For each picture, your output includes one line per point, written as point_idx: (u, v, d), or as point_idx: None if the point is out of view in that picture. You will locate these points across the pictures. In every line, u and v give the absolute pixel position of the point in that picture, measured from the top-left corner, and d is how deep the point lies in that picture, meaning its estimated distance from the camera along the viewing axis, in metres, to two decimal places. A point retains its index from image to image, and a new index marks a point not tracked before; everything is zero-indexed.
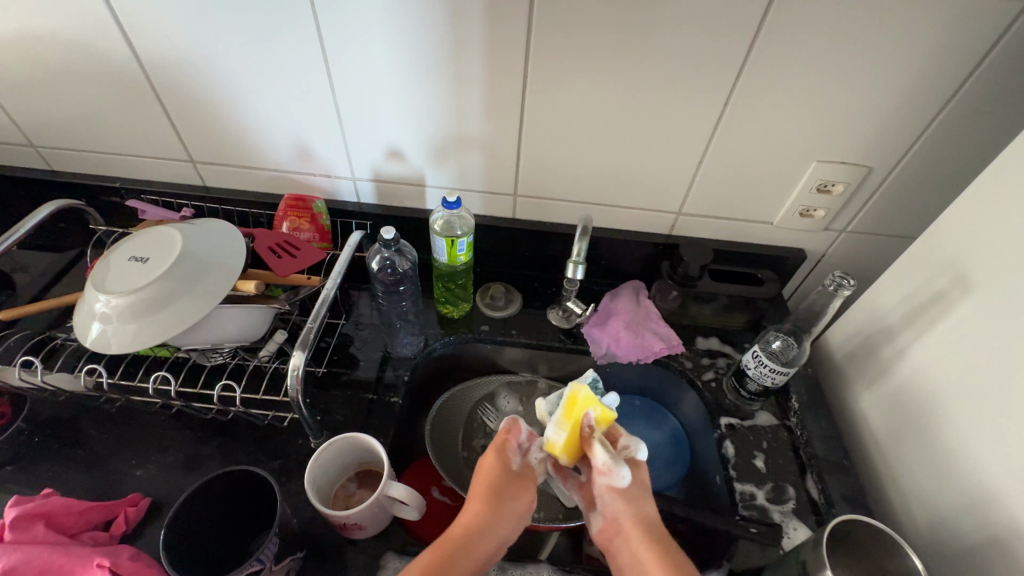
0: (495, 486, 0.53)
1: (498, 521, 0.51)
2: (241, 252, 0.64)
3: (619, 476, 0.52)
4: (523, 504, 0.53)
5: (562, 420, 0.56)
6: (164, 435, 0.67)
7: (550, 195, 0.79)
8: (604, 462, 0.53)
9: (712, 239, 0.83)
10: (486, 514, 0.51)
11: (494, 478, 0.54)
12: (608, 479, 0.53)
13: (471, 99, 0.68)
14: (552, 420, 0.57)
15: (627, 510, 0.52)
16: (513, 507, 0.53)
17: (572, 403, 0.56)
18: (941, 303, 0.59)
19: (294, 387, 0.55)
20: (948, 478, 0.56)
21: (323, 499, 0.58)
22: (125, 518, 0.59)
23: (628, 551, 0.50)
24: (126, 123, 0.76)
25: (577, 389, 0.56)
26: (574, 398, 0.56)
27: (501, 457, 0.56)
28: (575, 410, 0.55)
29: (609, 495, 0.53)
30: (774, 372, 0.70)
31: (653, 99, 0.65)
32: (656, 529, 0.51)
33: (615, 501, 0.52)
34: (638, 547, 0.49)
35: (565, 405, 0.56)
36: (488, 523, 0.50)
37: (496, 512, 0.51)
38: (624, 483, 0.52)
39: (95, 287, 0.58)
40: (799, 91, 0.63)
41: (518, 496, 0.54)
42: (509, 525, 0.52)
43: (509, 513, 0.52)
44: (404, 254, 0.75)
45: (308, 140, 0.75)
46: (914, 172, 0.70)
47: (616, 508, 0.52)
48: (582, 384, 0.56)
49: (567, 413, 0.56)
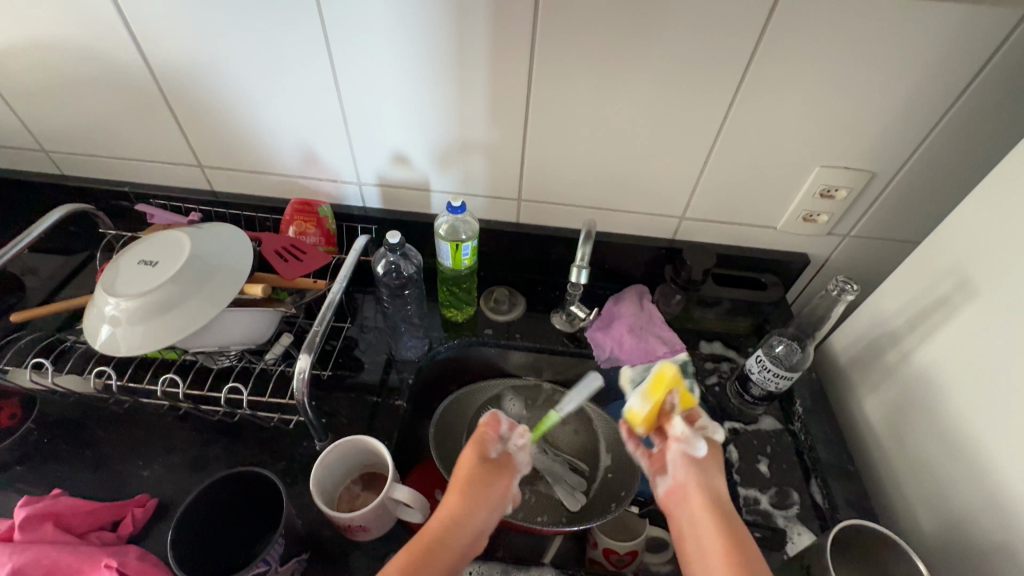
0: (473, 476, 0.54)
1: (476, 512, 0.51)
2: (248, 256, 0.65)
3: (697, 446, 0.54)
4: (500, 491, 0.54)
5: (647, 394, 0.57)
6: (171, 436, 0.68)
7: (553, 200, 0.80)
8: (683, 429, 0.55)
9: (715, 244, 0.83)
10: (463, 506, 0.51)
11: (470, 469, 0.54)
12: (684, 447, 0.54)
13: (476, 105, 0.69)
14: (637, 391, 0.58)
15: (698, 479, 0.53)
16: (492, 496, 0.53)
17: (659, 379, 0.57)
18: (945, 308, 0.59)
19: (300, 390, 0.56)
20: (952, 483, 0.56)
21: (329, 501, 0.59)
22: (133, 519, 0.60)
23: (692, 516, 0.51)
24: (136, 128, 0.77)
25: (665, 366, 0.57)
26: (662, 376, 0.57)
27: (479, 447, 0.56)
28: (662, 386, 0.56)
29: (682, 460, 0.54)
30: (778, 377, 0.70)
31: (656, 105, 0.66)
32: (720, 500, 0.51)
33: (685, 468, 0.53)
34: (703, 512, 0.50)
35: (653, 379, 0.57)
36: (465, 515, 0.51)
37: (472, 502, 0.52)
38: (699, 452, 0.54)
39: (105, 290, 0.59)
40: (802, 96, 0.63)
41: (496, 483, 0.54)
42: (486, 513, 0.52)
43: (486, 503, 0.52)
44: (410, 259, 0.75)
45: (315, 145, 0.76)
46: (917, 177, 0.70)
47: (686, 476, 0.53)
48: (671, 363, 0.58)
49: (653, 387, 0.57)
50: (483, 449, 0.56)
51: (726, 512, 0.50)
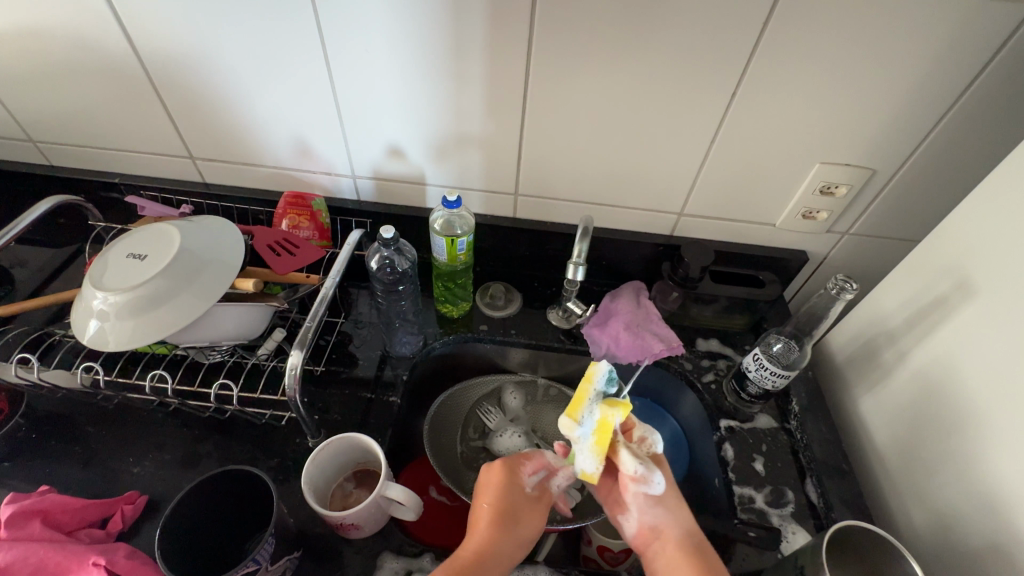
0: (506, 513, 0.55)
1: (513, 546, 0.54)
2: (240, 250, 0.64)
3: (653, 483, 0.55)
4: (535, 529, 0.56)
5: (596, 449, 0.55)
6: (162, 432, 0.67)
7: (550, 195, 0.79)
8: (637, 472, 0.55)
9: (713, 241, 0.82)
10: (502, 541, 0.53)
11: (508, 501, 0.56)
12: (642, 486, 0.55)
13: (473, 97, 0.68)
14: (584, 448, 0.56)
15: (666, 515, 0.56)
16: (528, 532, 0.55)
17: (602, 430, 0.55)
18: (944, 307, 0.58)
19: (292, 386, 0.55)
20: (949, 484, 0.55)
21: (321, 498, 0.58)
22: (122, 516, 0.59)
23: (664, 553, 0.53)
24: (125, 118, 0.76)
25: (606, 415, 0.55)
26: (605, 425, 0.55)
27: (512, 484, 0.58)
28: (608, 437, 0.55)
29: (645, 499, 0.56)
30: (775, 375, 0.69)
31: (656, 99, 0.65)
32: (687, 527, 0.55)
33: (651, 506, 0.56)
34: (673, 549, 0.53)
35: (599, 435, 0.55)
36: (502, 549, 0.53)
37: (508, 533, 0.54)
38: (658, 487, 0.56)
39: (92, 284, 0.58)
40: (803, 91, 0.62)
41: (532, 520, 0.56)
42: (520, 548, 0.54)
43: (518, 536, 0.54)
44: (404, 253, 0.74)
45: (308, 137, 0.75)
46: (917, 174, 0.69)
47: (653, 513, 0.56)
48: (611, 407, 0.55)
49: (599, 440, 0.55)
50: (516, 490, 0.58)
51: (694, 540, 0.54)
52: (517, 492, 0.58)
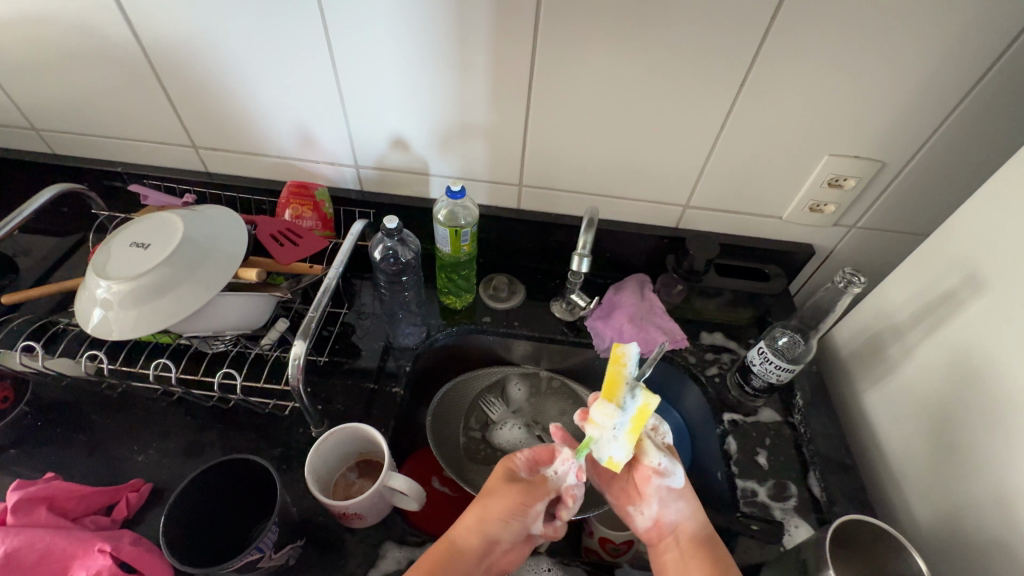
0: (489, 492, 0.56)
1: (489, 525, 0.53)
2: (243, 240, 0.64)
3: (674, 477, 0.54)
4: (515, 508, 0.53)
5: (629, 437, 0.52)
6: (165, 421, 0.67)
7: (554, 186, 0.78)
8: (661, 465, 0.54)
9: (719, 234, 0.82)
10: (476, 519, 0.53)
11: (494, 483, 0.57)
12: (663, 479, 0.54)
13: (477, 86, 0.67)
14: (615, 436, 0.52)
15: (683, 510, 0.55)
16: (506, 511, 0.53)
17: (640, 419, 0.51)
18: (952, 302, 0.58)
19: (295, 376, 0.55)
20: (953, 479, 0.55)
21: (323, 488, 0.58)
22: (127, 504, 0.59)
23: (679, 549, 0.54)
24: (127, 106, 0.75)
25: (647, 403, 0.51)
26: (644, 413, 0.51)
27: (502, 465, 0.58)
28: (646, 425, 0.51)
29: (664, 493, 0.55)
30: (780, 369, 0.69)
31: (662, 89, 0.64)
32: (703, 522, 0.55)
33: (669, 501, 0.55)
34: (687, 543, 0.54)
35: (636, 422, 0.51)
36: (479, 527, 0.53)
37: (485, 511, 0.54)
38: (678, 482, 0.55)
39: (96, 273, 0.58)
40: (813, 81, 0.61)
41: (513, 498, 0.54)
42: (499, 525, 0.53)
43: (494, 515, 0.53)
44: (408, 244, 0.73)
45: (311, 127, 0.75)
46: (927, 167, 0.68)
47: (671, 508, 0.55)
48: (654, 395, 0.51)
49: (635, 428, 0.51)
50: (506, 470, 0.57)
51: (708, 534, 0.55)
52: (506, 473, 0.57)
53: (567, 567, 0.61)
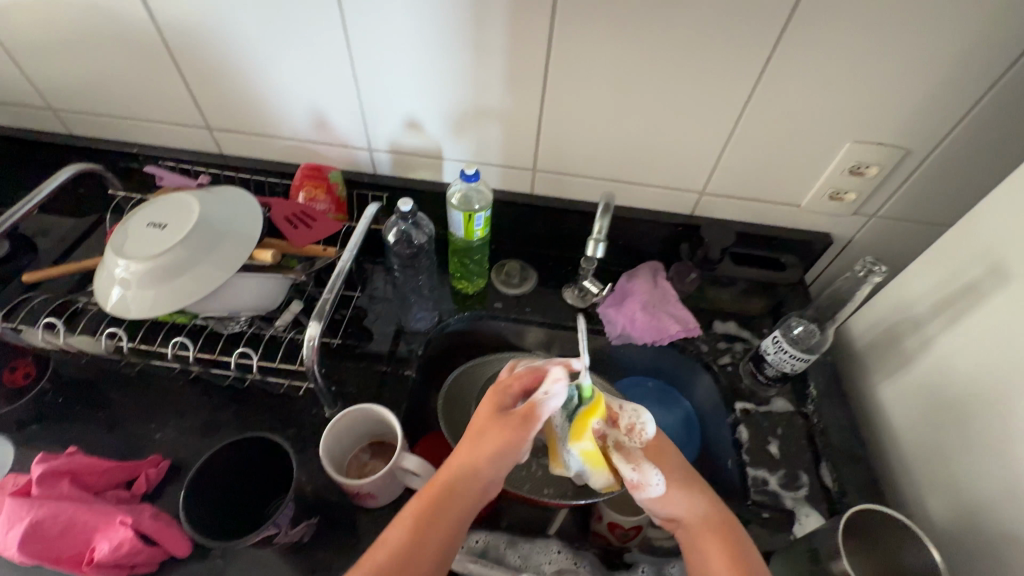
0: (479, 431, 0.54)
1: (481, 460, 0.52)
2: (259, 222, 0.64)
3: (650, 488, 0.55)
4: (509, 442, 0.52)
5: (596, 474, 0.58)
6: (183, 399, 0.68)
7: (569, 171, 0.77)
8: (632, 480, 0.56)
9: (736, 221, 0.80)
10: (469, 456, 0.52)
11: (485, 418, 0.55)
12: (642, 491, 0.56)
13: (492, 69, 0.66)
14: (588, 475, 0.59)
15: (679, 508, 0.55)
16: (497, 448, 0.52)
17: (588, 459, 0.57)
18: (973, 293, 0.57)
19: (309, 357, 0.56)
20: (969, 473, 0.55)
21: (337, 467, 0.59)
22: (146, 479, 0.60)
23: (688, 542, 0.55)
24: (142, 86, 0.75)
25: (582, 447, 0.56)
26: (587, 455, 0.56)
27: (489, 403, 0.56)
28: (598, 459, 0.57)
29: (652, 500, 0.56)
30: (794, 358, 0.68)
31: (682, 73, 0.63)
32: (704, 512, 0.55)
33: (661, 503, 0.56)
34: (695, 537, 0.54)
35: (589, 464, 0.57)
36: (473, 465, 0.52)
37: (478, 450, 0.52)
38: (658, 489, 0.55)
39: (114, 252, 0.59)
40: (838, 66, 0.59)
41: (507, 434, 0.53)
42: (493, 462, 0.52)
43: (488, 452, 0.52)
44: (421, 228, 0.75)
45: (324, 109, 0.74)
46: (952, 156, 0.66)
47: (664, 509, 0.56)
48: (579, 440, 0.56)
49: (591, 465, 0.57)
50: (491, 407, 0.56)
51: (715, 522, 0.54)
52: (493, 410, 0.55)
53: (578, 550, 0.62)
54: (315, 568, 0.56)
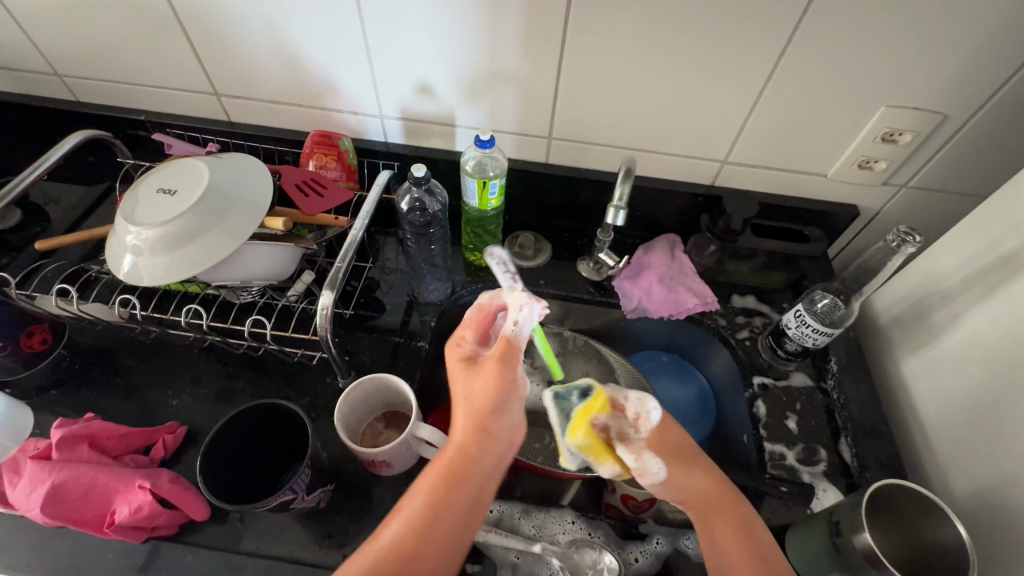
0: (465, 387, 0.52)
1: (485, 414, 0.50)
2: (269, 189, 0.63)
3: (652, 474, 0.54)
4: (503, 384, 0.51)
5: (602, 466, 0.57)
6: (198, 367, 0.69)
7: (586, 138, 0.74)
8: (633, 468, 0.55)
9: (758, 192, 0.78)
10: (469, 420, 0.50)
11: (461, 377, 0.52)
12: (646, 479, 0.55)
13: (508, 29, 0.63)
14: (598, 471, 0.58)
15: (689, 492, 0.54)
16: (490, 395, 0.51)
17: (589, 450, 0.56)
18: (1012, 265, 0.54)
19: (322, 326, 0.56)
20: (996, 449, 0.53)
21: (352, 436, 0.59)
22: (164, 445, 0.60)
23: (700, 526, 0.53)
24: (147, 50, 0.73)
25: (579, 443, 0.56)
26: (586, 447, 0.56)
27: (455, 360, 0.54)
28: (598, 454, 0.56)
29: (658, 485, 0.55)
30: (817, 333, 0.67)
31: (708, 33, 0.59)
32: (716, 493, 0.54)
33: (666, 487, 0.55)
34: (709, 521, 0.53)
35: (591, 456, 0.56)
36: (473, 422, 0.50)
37: (478, 408, 0.50)
38: (661, 473, 0.54)
39: (125, 219, 0.58)
40: (876, 25, 0.56)
41: (495, 377, 0.51)
42: (499, 409, 0.51)
43: (490, 404, 0.50)
44: (435, 195, 0.71)
45: (334, 73, 0.72)
46: (993, 121, 0.63)
47: (671, 492, 0.55)
48: (575, 432, 0.56)
49: (595, 458, 0.56)
50: (462, 364, 0.53)
51: (728, 505, 0.53)
52: (463, 365, 0.53)
53: (592, 520, 0.62)
54: (331, 534, 0.56)
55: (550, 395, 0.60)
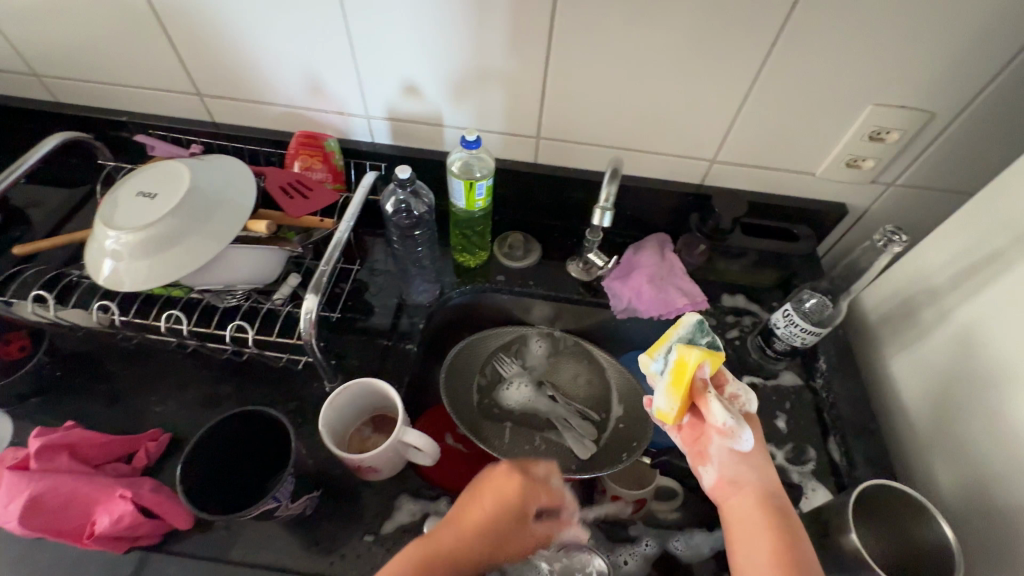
0: (510, 514, 0.53)
1: (489, 556, 0.52)
2: (252, 191, 0.62)
3: (741, 438, 0.52)
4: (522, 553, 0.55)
5: (670, 390, 0.53)
6: (182, 373, 0.68)
7: (575, 137, 0.74)
8: (727, 425, 0.52)
9: (747, 191, 0.77)
10: (480, 549, 0.51)
11: (507, 515, 0.53)
12: (728, 440, 0.53)
13: (494, 27, 0.62)
14: (659, 388, 0.54)
15: (746, 475, 0.52)
16: (510, 554, 0.54)
17: (679, 372, 0.53)
18: (998, 263, 0.54)
19: (307, 331, 0.55)
20: (982, 447, 0.54)
21: (339, 441, 0.58)
22: (146, 453, 0.59)
23: (741, 509, 0.50)
24: (126, 50, 0.72)
25: (684, 354, 0.53)
26: (683, 365, 0.52)
27: (520, 497, 0.55)
28: (685, 377, 0.52)
29: (727, 453, 0.53)
30: (805, 333, 0.67)
31: (695, 32, 0.59)
32: (769, 485, 0.51)
33: (732, 459, 0.53)
34: (754, 507, 0.50)
35: (675, 376, 0.53)
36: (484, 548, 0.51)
37: (490, 554, 0.52)
38: (745, 445, 0.52)
39: (104, 223, 0.57)
40: (863, 24, 0.56)
41: (523, 548, 0.55)
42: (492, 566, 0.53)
43: (500, 554, 0.53)
44: (421, 196, 0.71)
45: (318, 73, 0.71)
46: (979, 119, 0.63)
47: (734, 466, 0.52)
48: (691, 348, 0.53)
49: (675, 382, 0.53)
50: (519, 512, 0.54)
51: (776, 501, 0.50)
52: (520, 512, 0.54)
53: (583, 523, 0.61)
54: (319, 540, 0.56)
55: (696, 317, 0.58)
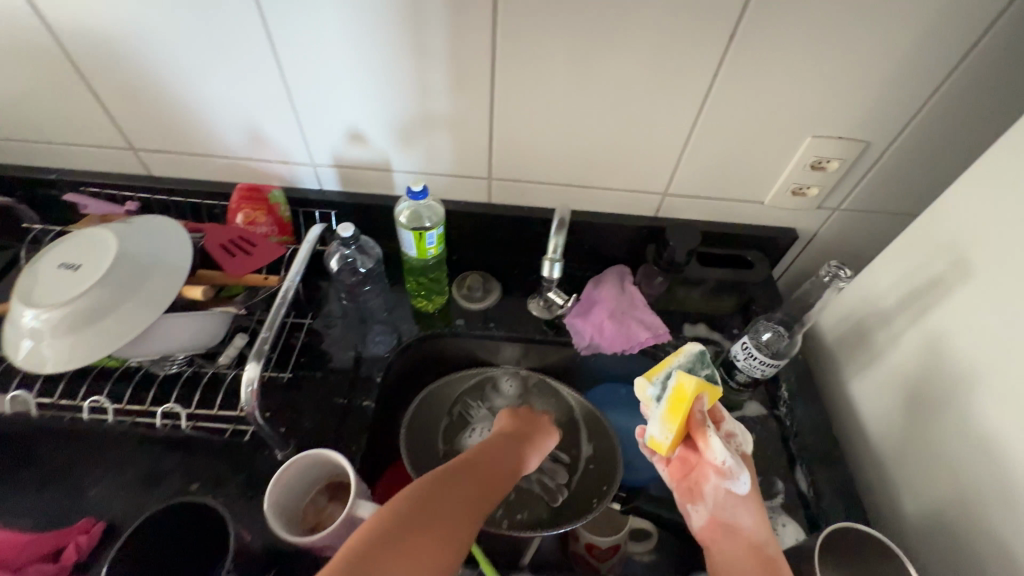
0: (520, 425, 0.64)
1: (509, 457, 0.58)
2: (188, 250, 0.59)
3: (738, 481, 0.53)
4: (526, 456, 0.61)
5: (666, 419, 0.54)
6: (119, 451, 0.62)
7: (526, 178, 0.73)
8: (726, 463, 0.53)
9: (700, 221, 0.78)
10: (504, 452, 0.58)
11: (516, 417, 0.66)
12: (726, 480, 0.53)
13: (436, 73, 0.62)
14: (654, 416, 0.56)
15: (739, 518, 0.53)
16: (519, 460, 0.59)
17: (676, 400, 0.54)
18: (939, 288, 0.56)
19: (249, 403, 0.52)
20: (939, 472, 0.54)
21: (290, 518, 0.55)
22: (76, 548, 0.55)
23: (729, 552, 0.52)
24: (52, 106, 0.68)
25: (682, 381, 0.54)
26: (680, 394, 0.54)
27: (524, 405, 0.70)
28: (683, 406, 0.53)
29: (721, 494, 0.54)
30: (764, 364, 0.67)
31: (636, 73, 0.60)
32: (763, 535, 0.52)
33: (727, 501, 0.53)
34: (744, 553, 0.51)
35: (670, 403, 0.54)
36: (493, 489, 0.53)
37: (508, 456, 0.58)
38: (741, 488, 0.53)
39: (21, 301, 0.53)
40: (792, 62, 0.57)
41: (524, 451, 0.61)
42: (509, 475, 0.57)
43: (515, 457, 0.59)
44: (368, 253, 0.75)
45: (258, 123, 0.68)
46: (911, 146, 0.65)
47: (729, 509, 0.53)
48: (688, 376, 0.54)
49: (671, 411, 0.54)
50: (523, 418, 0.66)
51: (769, 553, 0.50)
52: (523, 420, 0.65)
53: None
54: None
55: (698, 348, 0.58)
